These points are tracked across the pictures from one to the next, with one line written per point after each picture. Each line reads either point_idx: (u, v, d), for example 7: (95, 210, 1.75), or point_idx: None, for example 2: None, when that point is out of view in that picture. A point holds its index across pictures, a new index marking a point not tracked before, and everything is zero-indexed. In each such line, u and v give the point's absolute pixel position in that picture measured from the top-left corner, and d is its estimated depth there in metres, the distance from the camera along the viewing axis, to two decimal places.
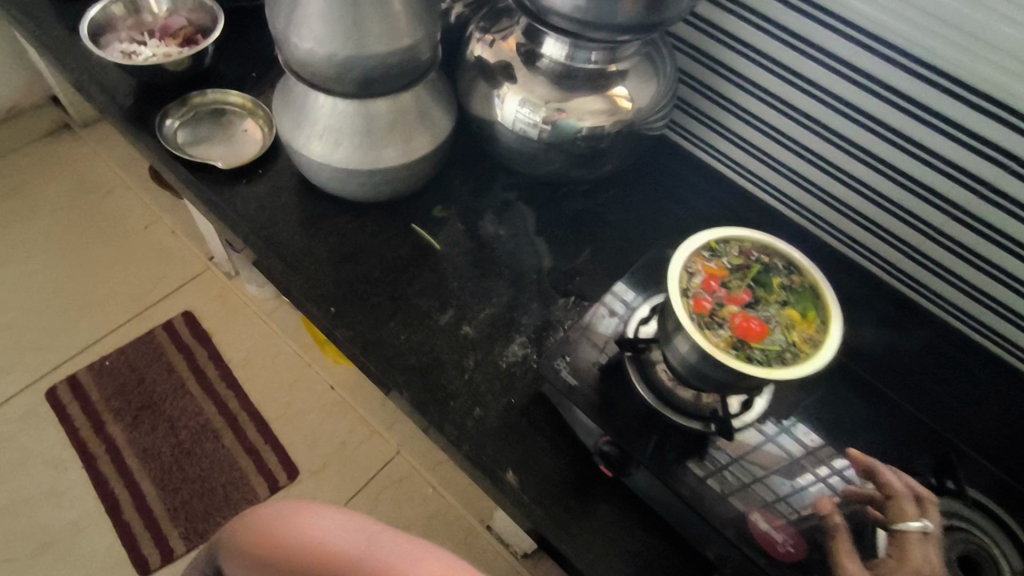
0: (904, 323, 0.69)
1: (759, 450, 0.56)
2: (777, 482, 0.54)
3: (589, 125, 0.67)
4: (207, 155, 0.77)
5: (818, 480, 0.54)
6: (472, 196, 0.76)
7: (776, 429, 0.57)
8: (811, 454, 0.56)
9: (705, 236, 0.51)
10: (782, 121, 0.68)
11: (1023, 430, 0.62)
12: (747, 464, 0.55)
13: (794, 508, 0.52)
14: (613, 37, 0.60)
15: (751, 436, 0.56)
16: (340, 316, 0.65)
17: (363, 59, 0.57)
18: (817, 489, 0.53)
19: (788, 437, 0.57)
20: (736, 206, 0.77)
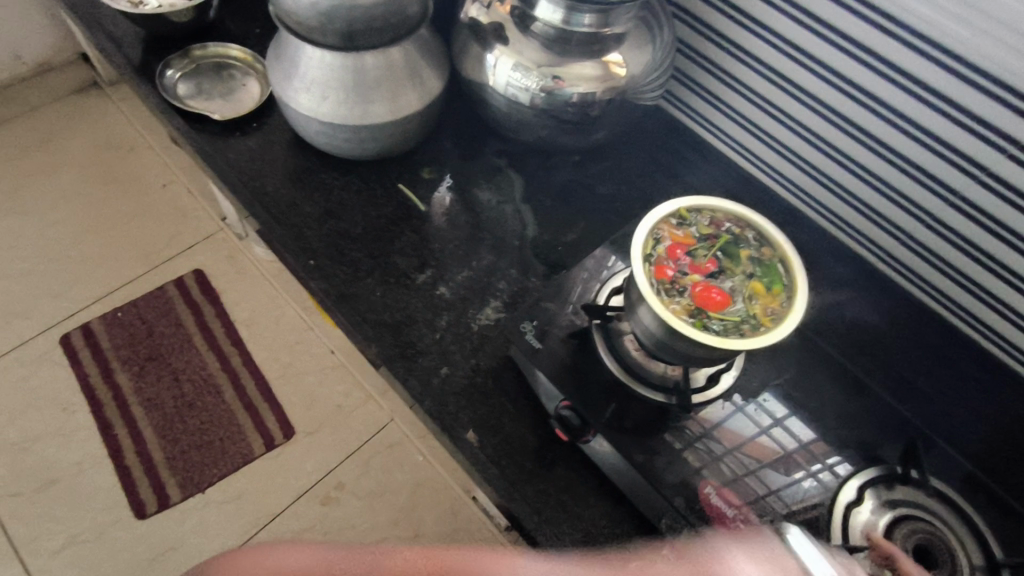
0: (892, 312, 0.68)
1: (753, 442, 0.55)
2: (770, 475, 0.54)
3: (581, 92, 0.66)
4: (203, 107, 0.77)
5: (811, 476, 0.54)
6: (461, 161, 0.75)
7: (770, 422, 0.57)
8: (805, 449, 0.56)
9: (675, 202, 0.50)
10: (781, 97, 0.66)
11: (1002, 426, 0.61)
12: (741, 456, 0.54)
13: (786, 502, 0.52)
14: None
15: (744, 427, 0.56)
16: (317, 268, 0.65)
17: (349, 8, 0.56)
18: (810, 486, 0.53)
19: (777, 426, 0.57)
20: (732, 186, 0.76)
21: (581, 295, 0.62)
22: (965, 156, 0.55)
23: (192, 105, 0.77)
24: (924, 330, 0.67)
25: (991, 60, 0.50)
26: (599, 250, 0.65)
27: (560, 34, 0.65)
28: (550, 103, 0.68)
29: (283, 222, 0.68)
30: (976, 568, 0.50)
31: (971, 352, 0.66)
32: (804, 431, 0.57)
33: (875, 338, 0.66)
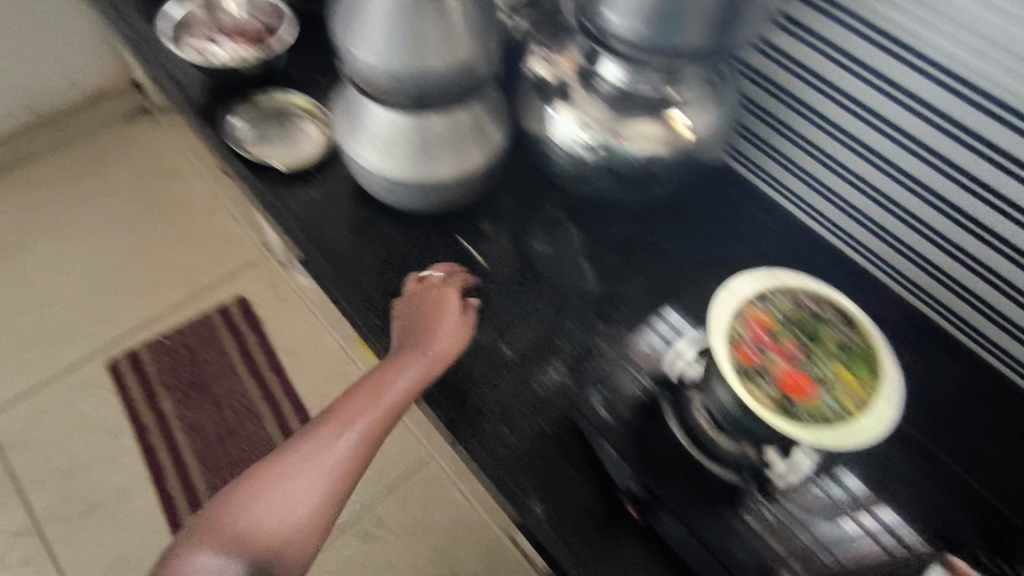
0: (967, 381, 0.65)
1: (804, 491, 0.56)
2: (819, 525, 0.55)
3: (643, 150, 0.65)
4: (263, 154, 0.77)
5: (864, 532, 0.55)
6: (520, 214, 0.75)
7: (823, 472, 0.57)
8: (857, 502, 0.57)
9: (756, 280, 0.49)
10: (848, 156, 0.66)
11: None
12: (789, 505, 0.56)
13: (835, 554, 0.53)
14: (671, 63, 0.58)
15: (799, 476, 0.56)
16: (382, 327, 0.67)
17: (418, 75, 0.56)
18: (864, 541, 0.54)
19: (837, 486, 0.57)
20: (793, 244, 0.74)
21: (650, 352, 0.64)
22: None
23: (256, 153, 0.77)
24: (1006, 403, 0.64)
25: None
26: (662, 308, 0.69)
27: (626, 95, 0.65)
28: (611, 159, 0.67)
29: (346, 276, 0.70)
30: None
31: None
32: (855, 483, 0.58)
33: (953, 410, 0.64)
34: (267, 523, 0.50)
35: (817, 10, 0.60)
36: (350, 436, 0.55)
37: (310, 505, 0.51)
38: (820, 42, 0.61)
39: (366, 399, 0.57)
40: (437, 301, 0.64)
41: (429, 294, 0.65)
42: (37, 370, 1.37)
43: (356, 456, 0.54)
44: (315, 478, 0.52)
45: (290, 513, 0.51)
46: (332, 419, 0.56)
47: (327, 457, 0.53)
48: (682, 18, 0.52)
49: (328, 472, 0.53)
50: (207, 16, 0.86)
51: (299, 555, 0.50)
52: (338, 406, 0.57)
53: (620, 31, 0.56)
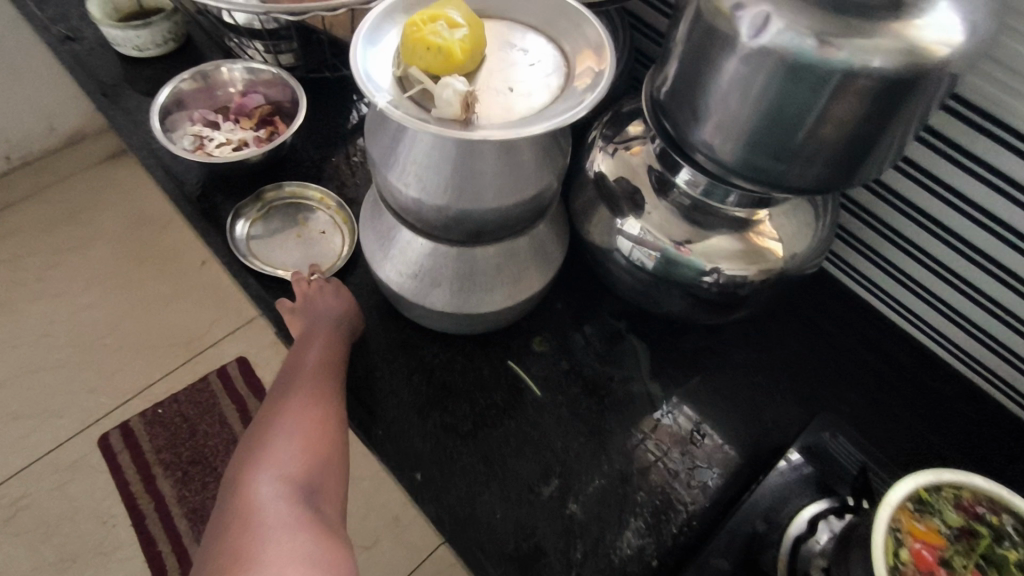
0: None
1: None
2: None
3: (724, 271, 0.55)
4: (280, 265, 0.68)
5: None
6: (575, 327, 0.65)
7: None
8: None
9: (914, 482, 0.40)
10: (970, 271, 0.55)
11: None
12: None
13: None
14: (770, 191, 0.48)
15: None
16: (426, 483, 0.56)
17: (475, 212, 0.46)
18: None
19: None
20: (896, 356, 0.64)
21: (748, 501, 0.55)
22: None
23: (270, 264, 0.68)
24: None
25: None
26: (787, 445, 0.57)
27: (699, 205, 0.55)
28: (667, 270, 0.57)
29: (379, 416, 0.59)
30: None
31: None
32: None
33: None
34: (287, 457, 0.53)
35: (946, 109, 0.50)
36: (316, 376, 0.58)
37: (320, 429, 0.54)
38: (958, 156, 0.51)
39: (310, 351, 0.59)
40: (313, 288, 0.63)
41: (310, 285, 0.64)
42: (20, 449, 1.25)
43: (336, 385, 0.58)
44: (304, 414, 0.55)
45: (306, 439, 0.54)
46: (299, 369, 0.59)
47: (307, 394, 0.56)
48: (808, 146, 0.43)
49: (318, 402, 0.56)
50: (197, 88, 0.74)
51: (335, 472, 0.54)
52: (291, 370, 0.59)
53: (721, 153, 0.47)
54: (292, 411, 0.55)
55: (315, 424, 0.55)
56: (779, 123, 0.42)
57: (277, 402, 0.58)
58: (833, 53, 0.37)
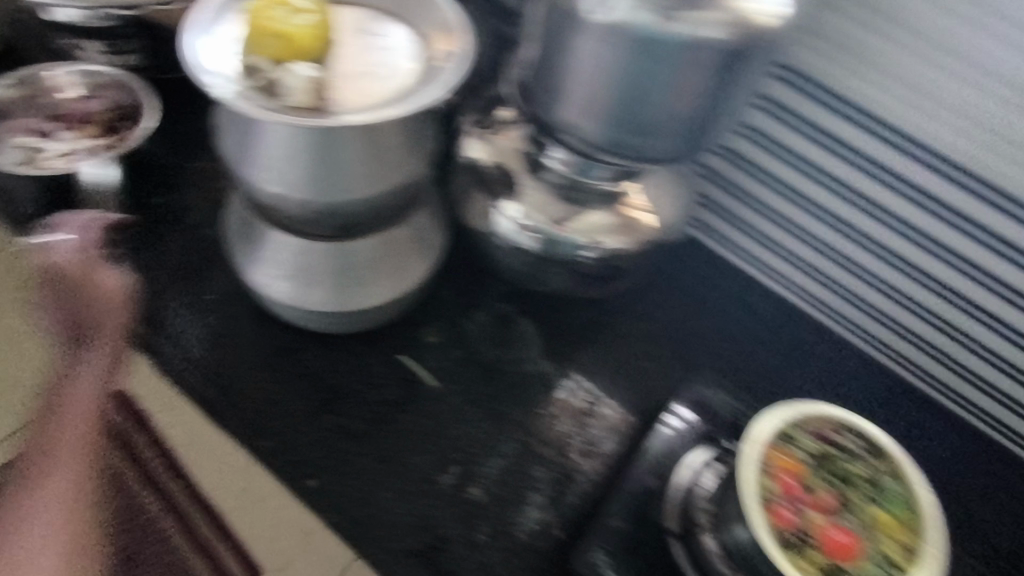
0: (967, 452, 0.63)
1: None
2: None
3: (600, 248, 0.58)
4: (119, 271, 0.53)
5: None
6: (465, 313, 0.65)
7: None
8: None
9: (777, 418, 0.43)
10: (813, 225, 0.62)
11: None
12: None
13: None
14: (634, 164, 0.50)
15: None
16: (321, 489, 0.54)
17: (342, 206, 0.45)
18: None
19: None
20: (766, 310, 0.68)
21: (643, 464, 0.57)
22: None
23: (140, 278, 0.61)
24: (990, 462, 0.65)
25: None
26: (670, 402, 0.61)
27: (572, 183, 0.57)
28: (550, 250, 0.59)
29: (266, 427, 0.56)
30: None
31: None
32: None
33: (963, 484, 0.61)
34: (42, 545, 0.47)
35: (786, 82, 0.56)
36: (68, 452, 0.48)
37: (70, 501, 0.48)
38: (792, 119, 0.57)
39: (59, 411, 0.48)
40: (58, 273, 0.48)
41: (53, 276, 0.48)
42: None
43: (92, 458, 0.48)
44: (55, 506, 0.47)
45: (57, 544, 0.47)
46: (48, 434, 0.49)
47: (62, 479, 0.48)
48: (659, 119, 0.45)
49: (73, 490, 0.48)
50: (25, 94, 0.68)
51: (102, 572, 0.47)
52: (43, 433, 0.50)
53: (579, 129, 0.47)
54: (45, 498, 0.48)
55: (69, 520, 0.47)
56: (627, 95, 0.44)
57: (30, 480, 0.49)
58: (671, 26, 0.41)
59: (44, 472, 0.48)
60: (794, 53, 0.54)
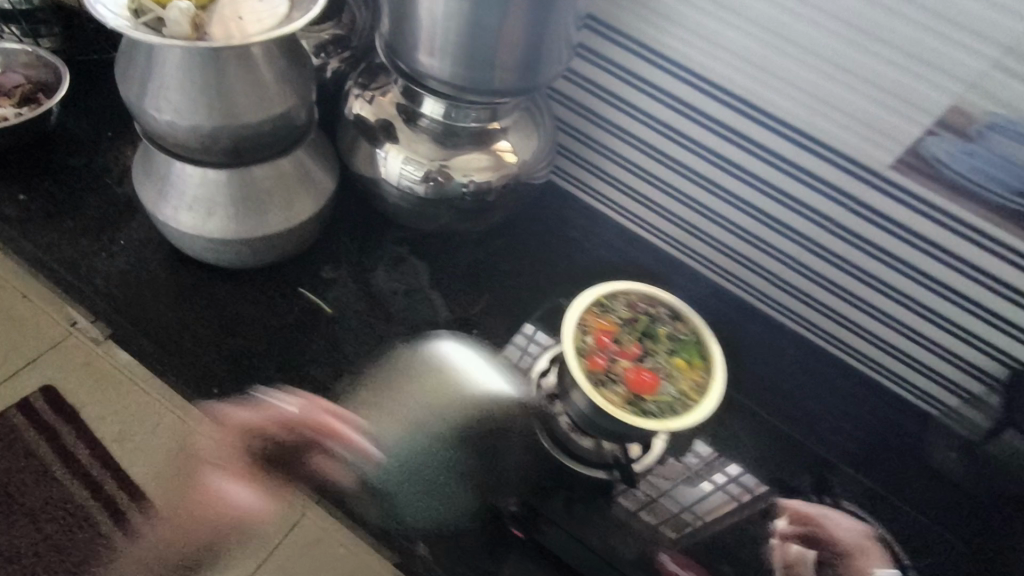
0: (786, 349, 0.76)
1: (671, 471, 0.62)
2: (683, 492, 0.61)
3: (475, 182, 0.67)
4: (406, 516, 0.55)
5: (719, 488, 0.62)
6: (362, 253, 0.74)
7: (725, 480, 0.63)
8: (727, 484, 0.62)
9: (595, 292, 0.53)
10: (657, 168, 0.72)
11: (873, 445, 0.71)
12: (656, 482, 0.61)
13: (698, 515, 0.60)
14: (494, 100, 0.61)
15: (673, 472, 0.62)
16: (222, 396, 0.61)
17: (231, 129, 0.53)
18: (718, 496, 0.62)
19: (691, 454, 0.64)
20: (631, 249, 0.78)
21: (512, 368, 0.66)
22: (842, 225, 0.65)
23: (59, 229, 0.68)
24: (816, 363, 0.76)
25: (867, 114, 0.57)
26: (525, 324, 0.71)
27: (443, 129, 0.66)
28: (432, 190, 0.68)
29: (175, 349, 0.63)
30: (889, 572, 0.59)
31: (840, 371, 0.76)
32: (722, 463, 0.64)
33: (784, 379, 0.74)
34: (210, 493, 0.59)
35: (616, 42, 0.65)
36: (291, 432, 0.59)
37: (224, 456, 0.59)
38: (626, 74, 0.67)
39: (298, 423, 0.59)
40: (239, 412, 0.59)
41: (228, 421, 0.59)
42: None
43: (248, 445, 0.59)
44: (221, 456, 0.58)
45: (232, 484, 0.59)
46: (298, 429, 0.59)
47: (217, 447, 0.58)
48: (493, 60, 0.55)
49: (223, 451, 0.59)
50: None
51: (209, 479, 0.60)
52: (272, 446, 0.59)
53: (434, 70, 0.57)
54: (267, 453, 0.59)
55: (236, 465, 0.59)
56: (466, 37, 0.53)
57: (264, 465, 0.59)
58: None
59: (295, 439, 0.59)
60: (616, 15, 0.64)
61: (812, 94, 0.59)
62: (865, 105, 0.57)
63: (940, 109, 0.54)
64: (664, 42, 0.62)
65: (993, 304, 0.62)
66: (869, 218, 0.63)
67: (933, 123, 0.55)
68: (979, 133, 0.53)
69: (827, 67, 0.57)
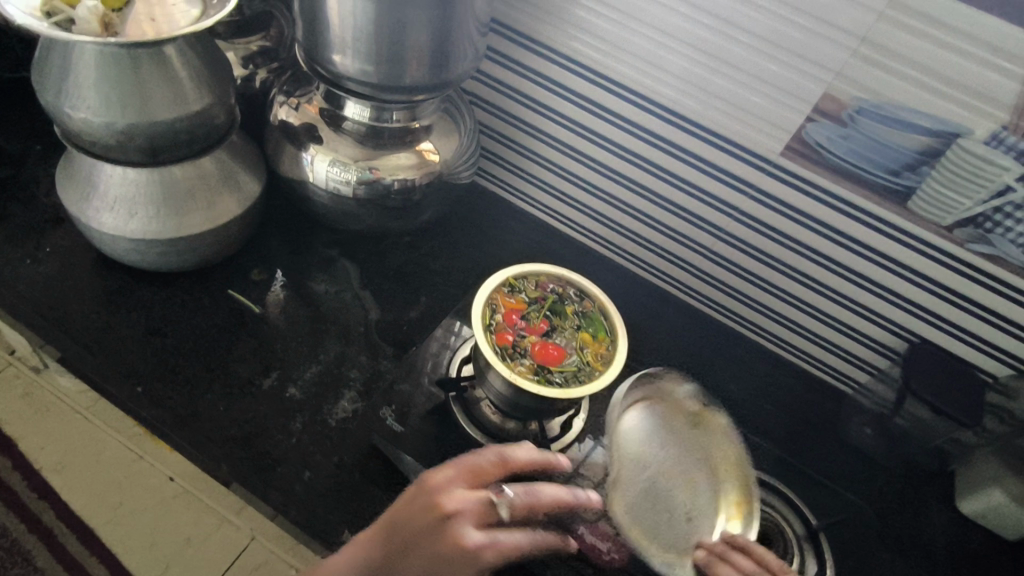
0: (702, 333, 0.82)
1: None
2: None
3: (400, 179, 0.70)
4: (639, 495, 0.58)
5: None
6: (292, 256, 0.75)
7: None
8: None
9: (504, 273, 0.56)
10: (578, 166, 0.79)
11: (789, 425, 0.76)
12: None
13: None
14: (410, 98, 0.64)
15: None
16: (146, 394, 0.61)
17: (147, 126, 0.55)
18: None
19: None
20: (558, 246, 0.86)
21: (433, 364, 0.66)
22: (741, 210, 0.72)
23: None
24: (733, 348, 0.82)
25: (757, 107, 0.64)
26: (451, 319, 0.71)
27: (368, 132, 0.69)
28: (360, 191, 0.70)
29: (99, 349, 0.63)
30: (803, 538, 0.62)
31: (755, 351, 0.82)
32: None
33: (700, 364, 0.79)
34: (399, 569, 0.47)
35: (532, 51, 0.72)
36: (436, 543, 0.46)
37: (423, 546, 0.46)
38: (545, 79, 0.73)
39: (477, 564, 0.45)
40: (463, 528, 0.46)
41: (456, 540, 0.46)
42: None
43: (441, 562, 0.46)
44: (431, 556, 0.46)
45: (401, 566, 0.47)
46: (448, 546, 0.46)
47: (428, 533, 0.47)
48: (404, 55, 0.58)
49: (424, 538, 0.47)
50: None
51: (396, 553, 0.47)
52: (425, 543, 0.46)
53: (351, 70, 0.60)
54: (443, 557, 0.45)
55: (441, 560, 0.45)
56: (377, 35, 0.56)
57: (399, 547, 0.47)
58: None
59: (444, 533, 0.46)
60: (533, 26, 0.70)
61: (705, 89, 0.65)
62: (747, 96, 0.64)
63: (815, 97, 0.61)
64: (574, 48, 0.69)
65: (882, 279, 0.69)
66: (765, 202, 0.70)
67: (812, 111, 0.62)
68: (852, 118, 0.60)
69: (714, 62, 0.63)
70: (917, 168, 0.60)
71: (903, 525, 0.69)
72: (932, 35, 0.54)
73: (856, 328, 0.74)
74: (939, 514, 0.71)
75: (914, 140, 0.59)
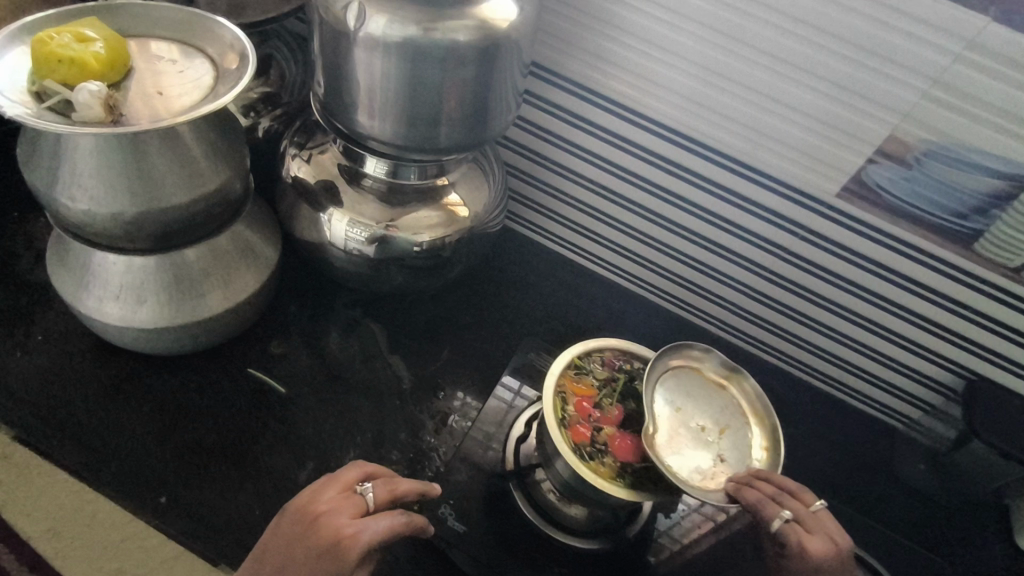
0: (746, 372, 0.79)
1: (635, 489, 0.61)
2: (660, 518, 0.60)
3: (426, 240, 0.64)
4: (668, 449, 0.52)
5: (693, 510, 0.61)
6: (312, 321, 0.69)
7: None
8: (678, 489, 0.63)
9: (569, 356, 0.53)
10: (612, 206, 0.74)
11: (842, 467, 0.74)
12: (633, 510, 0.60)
13: (676, 538, 0.59)
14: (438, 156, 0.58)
15: None
16: (170, 504, 0.55)
17: (156, 213, 0.48)
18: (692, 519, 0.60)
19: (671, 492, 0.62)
20: (590, 288, 0.81)
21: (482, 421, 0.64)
22: (793, 252, 0.68)
23: None
24: (777, 386, 0.79)
25: (814, 148, 0.60)
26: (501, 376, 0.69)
27: (391, 187, 0.63)
28: (385, 252, 0.64)
29: (111, 453, 0.56)
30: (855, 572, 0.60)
31: (798, 388, 0.79)
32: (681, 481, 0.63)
33: None
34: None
35: (567, 90, 0.66)
36: (307, 535, 0.44)
37: (298, 543, 0.44)
38: (576, 118, 0.68)
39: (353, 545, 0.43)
40: (337, 520, 0.45)
41: (331, 531, 0.44)
42: None
43: (318, 549, 0.43)
44: (307, 552, 0.44)
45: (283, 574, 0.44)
46: (319, 535, 0.44)
47: (301, 528, 0.45)
48: (437, 115, 0.52)
49: (297, 533, 0.45)
50: None
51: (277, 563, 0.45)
52: (301, 540, 0.44)
53: (377, 130, 0.54)
54: (318, 550, 0.43)
55: (317, 554, 0.43)
56: (407, 95, 0.50)
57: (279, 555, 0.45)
58: (435, 35, 0.47)
59: (316, 527, 0.44)
60: (567, 64, 0.65)
61: (757, 129, 0.61)
62: (805, 137, 0.60)
63: (878, 138, 0.57)
64: (611, 87, 0.64)
65: (940, 318, 0.66)
66: (819, 243, 0.66)
67: (873, 153, 0.58)
68: (918, 160, 0.57)
69: (768, 104, 0.59)
70: (988, 211, 0.57)
71: (970, 567, 0.67)
72: (1013, 78, 0.50)
73: (908, 364, 0.72)
74: (1002, 549, 0.69)
75: (985, 183, 0.55)
